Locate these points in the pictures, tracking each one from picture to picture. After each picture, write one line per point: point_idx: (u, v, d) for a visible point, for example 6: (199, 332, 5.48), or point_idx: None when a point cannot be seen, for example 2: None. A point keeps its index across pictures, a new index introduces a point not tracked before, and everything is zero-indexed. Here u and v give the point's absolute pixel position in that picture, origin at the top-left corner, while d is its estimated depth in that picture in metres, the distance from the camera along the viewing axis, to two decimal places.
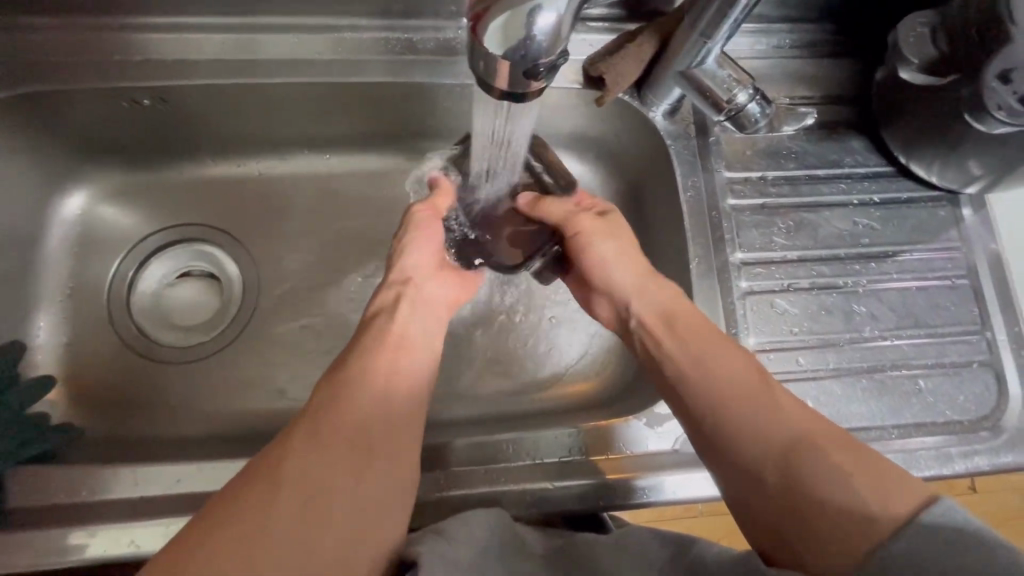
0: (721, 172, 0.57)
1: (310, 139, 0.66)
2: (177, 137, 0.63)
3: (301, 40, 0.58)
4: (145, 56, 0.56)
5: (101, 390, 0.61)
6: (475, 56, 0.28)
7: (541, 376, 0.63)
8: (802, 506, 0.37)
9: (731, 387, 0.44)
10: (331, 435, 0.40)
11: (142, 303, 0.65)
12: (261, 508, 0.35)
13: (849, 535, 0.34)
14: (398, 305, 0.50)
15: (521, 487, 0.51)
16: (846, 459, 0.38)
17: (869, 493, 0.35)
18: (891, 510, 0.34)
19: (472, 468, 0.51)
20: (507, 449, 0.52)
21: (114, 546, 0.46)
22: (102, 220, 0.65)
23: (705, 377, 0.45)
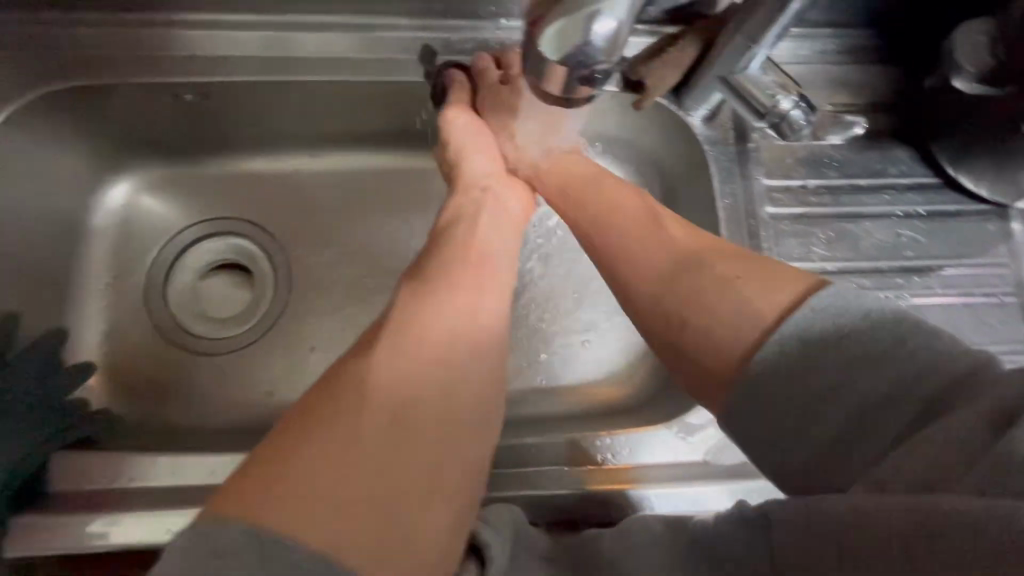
0: (760, 180, 0.56)
1: (345, 135, 0.66)
2: (215, 131, 0.64)
3: (339, 37, 0.59)
4: (188, 50, 0.57)
5: (136, 379, 0.62)
6: (530, 62, 0.28)
7: (569, 379, 0.63)
8: (703, 323, 0.39)
9: (634, 235, 0.47)
10: (397, 371, 0.39)
11: (177, 293, 0.67)
12: (325, 447, 0.33)
13: (745, 338, 0.37)
14: (479, 217, 0.53)
15: (547, 492, 0.50)
16: (737, 269, 0.40)
17: (756, 294, 0.38)
18: (769, 307, 0.37)
19: (499, 471, 0.51)
20: (534, 453, 0.52)
21: (149, 535, 0.47)
22: (140, 211, 0.66)
23: (608, 232, 0.48)
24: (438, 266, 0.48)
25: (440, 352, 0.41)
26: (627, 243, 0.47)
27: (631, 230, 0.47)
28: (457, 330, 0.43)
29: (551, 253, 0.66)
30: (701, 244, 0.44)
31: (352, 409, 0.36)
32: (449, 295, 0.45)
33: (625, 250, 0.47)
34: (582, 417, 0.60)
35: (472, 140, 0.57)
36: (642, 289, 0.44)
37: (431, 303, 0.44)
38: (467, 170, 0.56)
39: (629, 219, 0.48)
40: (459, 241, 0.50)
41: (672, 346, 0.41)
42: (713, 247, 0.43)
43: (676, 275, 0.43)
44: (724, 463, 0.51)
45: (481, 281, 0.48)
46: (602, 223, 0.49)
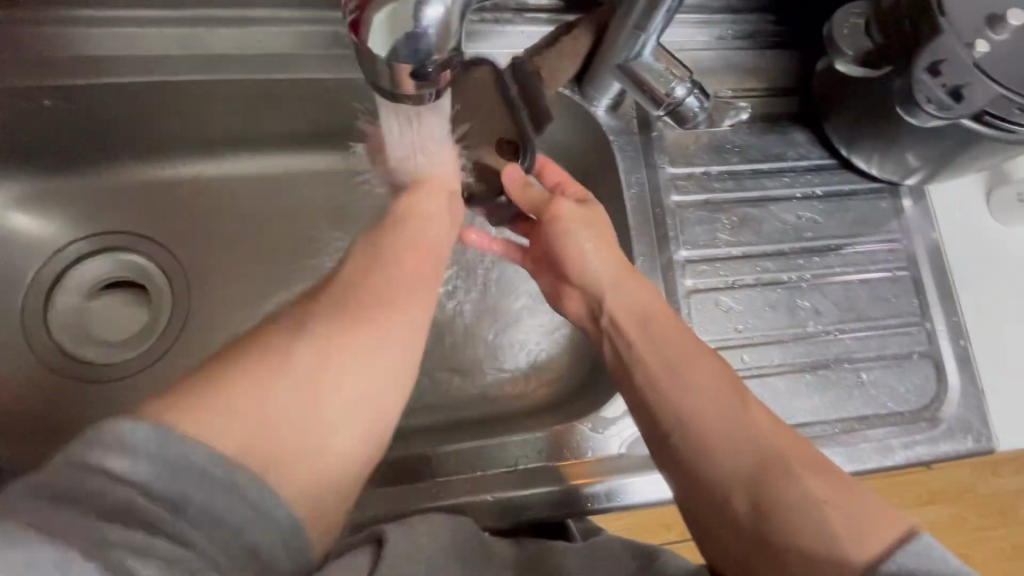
0: (665, 168, 0.56)
1: (240, 138, 0.62)
2: (93, 141, 0.59)
3: (221, 33, 0.54)
4: (49, 52, 0.52)
5: (16, 415, 0.57)
6: (362, 57, 0.26)
7: (492, 380, 0.61)
8: (772, 527, 0.35)
9: (706, 401, 0.40)
10: (345, 307, 0.38)
11: (61, 318, 0.61)
12: (255, 370, 0.33)
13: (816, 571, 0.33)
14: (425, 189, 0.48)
15: (465, 500, 0.49)
16: (827, 486, 0.36)
17: (844, 532, 0.33)
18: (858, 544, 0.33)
19: (411, 484, 0.49)
20: (448, 461, 0.50)
21: None
22: (10, 232, 0.60)
23: (664, 397, 0.42)
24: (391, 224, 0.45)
25: (369, 327, 0.37)
26: (699, 421, 0.40)
27: (704, 406, 0.40)
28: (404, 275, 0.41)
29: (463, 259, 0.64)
30: (778, 440, 0.38)
31: (256, 375, 0.33)
32: (386, 269, 0.41)
33: (692, 420, 0.40)
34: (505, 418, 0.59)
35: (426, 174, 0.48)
36: (708, 491, 0.38)
37: (364, 290, 0.39)
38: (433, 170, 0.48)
39: (698, 392, 0.41)
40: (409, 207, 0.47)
41: (739, 545, 0.37)
42: (795, 441, 0.38)
43: (752, 463, 0.37)
44: (640, 453, 0.51)
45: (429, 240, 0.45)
46: (653, 386, 0.43)
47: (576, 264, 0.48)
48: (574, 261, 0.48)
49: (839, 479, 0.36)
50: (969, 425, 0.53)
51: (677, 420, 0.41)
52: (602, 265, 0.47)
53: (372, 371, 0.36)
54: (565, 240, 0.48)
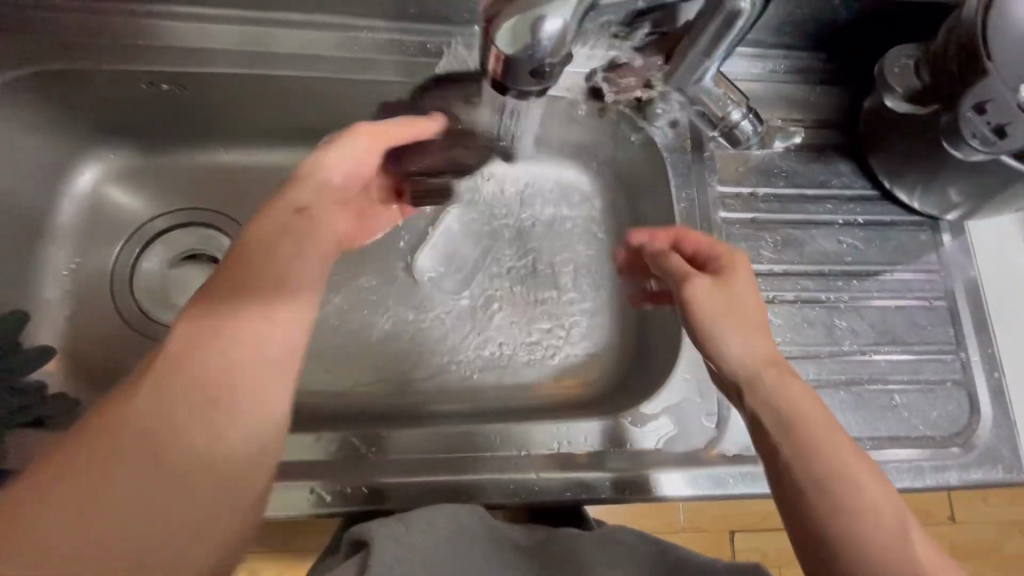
0: (714, 186, 0.60)
1: (320, 132, 0.68)
2: (192, 123, 0.65)
3: (317, 36, 0.61)
4: (169, 41, 0.58)
5: (96, 365, 0.62)
6: (487, 54, 0.31)
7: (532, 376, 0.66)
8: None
9: (866, 510, 0.36)
10: (179, 386, 0.35)
11: (143, 284, 0.67)
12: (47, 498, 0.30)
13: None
14: (301, 224, 0.43)
15: (495, 476, 0.52)
16: None
17: None
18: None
19: (442, 454, 0.53)
20: (481, 441, 0.54)
21: None
22: (107, 200, 0.66)
23: (821, 480, 0.37)
24: (246, 262, 0.40)
25: (246, 369, 0.37)
26: (863, 528, 0.36)
27: (858, 505, 0.37)
28: (264, 322, 0.38)
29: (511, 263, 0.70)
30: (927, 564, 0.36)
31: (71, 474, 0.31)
32: (241, 321, 0.38)
33: (845, 518, 0.36)
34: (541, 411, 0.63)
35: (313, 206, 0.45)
36: None
37: (233, 294, 0.39)
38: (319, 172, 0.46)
39: (857, 488, 0.37)
40: (270, 251, 0.41)
41: None
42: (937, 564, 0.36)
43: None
44: (675, 450, 0.54)
45: (285, 286, 0.40)
46: (801, 467, 0.38)
47: (735, 338, 0.43)
48: (735, 330, 0.43)
49: None
50: (1000, 455, 0.54)
51: (829, 513, 0.36)
52: (762, 346, 0.43)
53: (245, 381, 0.36)
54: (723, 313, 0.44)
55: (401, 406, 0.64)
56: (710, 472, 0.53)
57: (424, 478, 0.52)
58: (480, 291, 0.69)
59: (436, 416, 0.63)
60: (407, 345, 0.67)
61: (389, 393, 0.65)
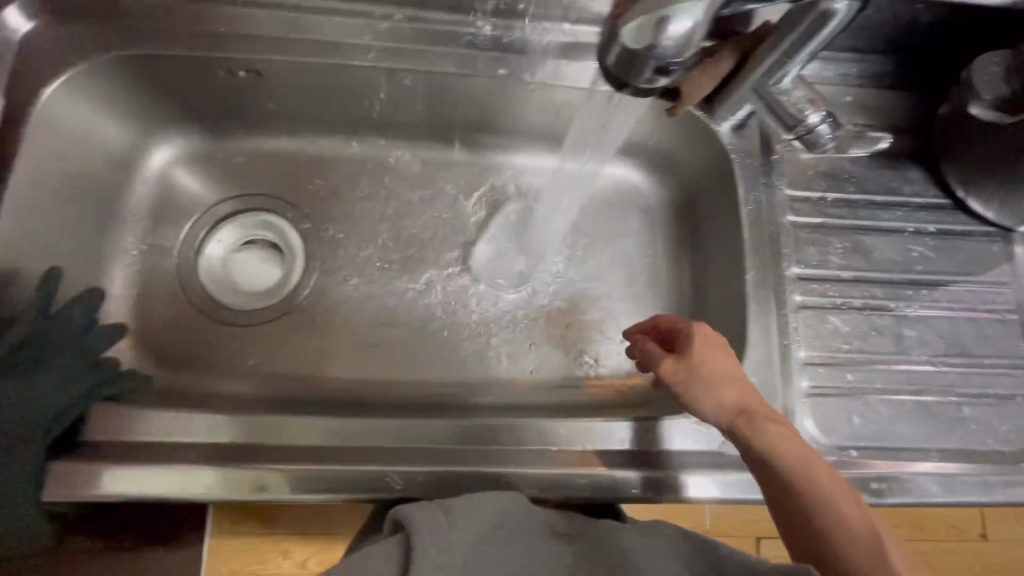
0: (783, 190, 0.59)
1: (382, 123, 0.68)
2: (260, 110, 0.66)
3: (388, 26, 0.60)
4: (245, 29, 0.58)
5: (165, 344, 0.63)
6: (607, 48, 0.31)
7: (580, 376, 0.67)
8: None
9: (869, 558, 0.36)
10: None
11: (209, 267, 0.68)
12: None
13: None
14: None
15: (528, 470, 0.52)
16: None
17: None
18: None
19: (471, 445, 0.53)
20: (518, 433, 0.54)
21: (175, 486, 0.48)
22: (176, 183, 0.68)
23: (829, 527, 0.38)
24: None
25: None
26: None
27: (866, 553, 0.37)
28: None
29: (567, 260, 0.70)
30: None
31: None
32: None
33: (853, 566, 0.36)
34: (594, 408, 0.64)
35: None
36: None
37: None
38: None
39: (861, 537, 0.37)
40: None
41: None
42: None
43: None
44: (703, 452, 0.54)
45: None
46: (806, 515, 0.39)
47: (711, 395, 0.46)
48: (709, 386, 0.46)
49: None
50: None
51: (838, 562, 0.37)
52: (736, 398, 0.45)
53: None
54: (705, 374, 0.47)
55: (456, 398, 0.65)
56: (741, 478, 0.53)
57: (489, 471, 0.51)
58: (535, 287, 0.70)
59: (490, 409, 0.64)
60: (463, 337, 0.68)
61: (444, 383, 0.66)
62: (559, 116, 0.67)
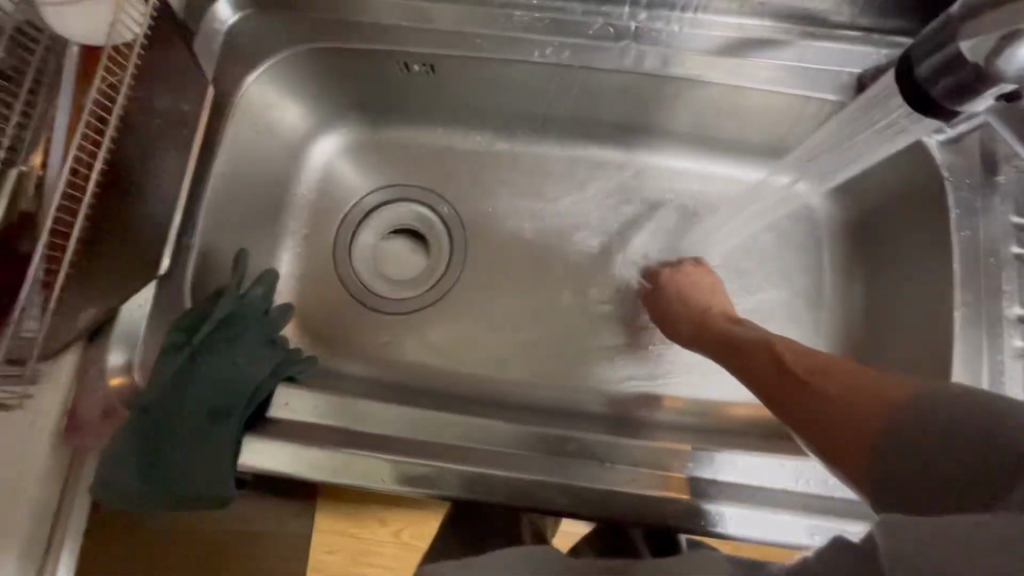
0: (1008, 216, 0.51)
1: (540, 118, 0.67)
2: (423, 103, 0.66)
3: (567, 20, 0.57)
4: (421, 21, 0.57)
5: (321, 323, 0.66)
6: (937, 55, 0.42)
7: (722, 396, 0.65)
8: (863, 413, 0.38)
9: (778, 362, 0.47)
10: None
11: (361, 251, 0.70)
12: None
13: (865, 426, 0.38)
14: None
15: (618, 490, 0.50)
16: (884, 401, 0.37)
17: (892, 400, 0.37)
18: (900, 397, 0.37)
19: (571, 458, 0.51)
20: (617, 456, 0.52)
21: (270, 461, 0.49)
22: (339, 168, 0.70)
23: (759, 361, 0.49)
24: None
25: None
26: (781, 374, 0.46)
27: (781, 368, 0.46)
28: None
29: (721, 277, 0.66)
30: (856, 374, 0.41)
31: None
32: None
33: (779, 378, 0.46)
34: (745, 434, 0.61)
35: None
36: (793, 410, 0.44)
37: None
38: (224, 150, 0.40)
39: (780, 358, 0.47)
40: None
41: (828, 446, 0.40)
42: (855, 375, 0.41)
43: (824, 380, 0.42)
44: (801, 493, 0.51)
45: None
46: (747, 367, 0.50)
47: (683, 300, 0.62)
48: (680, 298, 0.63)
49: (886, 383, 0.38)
50: None
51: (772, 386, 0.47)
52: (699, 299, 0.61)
53: None
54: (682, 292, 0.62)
55: (597, 406, 0.63)
56: (835, 529, 0.49)
57: (648, 497, 0.50)
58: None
59: (632, 424, 0.62)
60: (604, 343, 0.66)
61: (584, 391, 0.65)
62: (732, 121, 0.62)
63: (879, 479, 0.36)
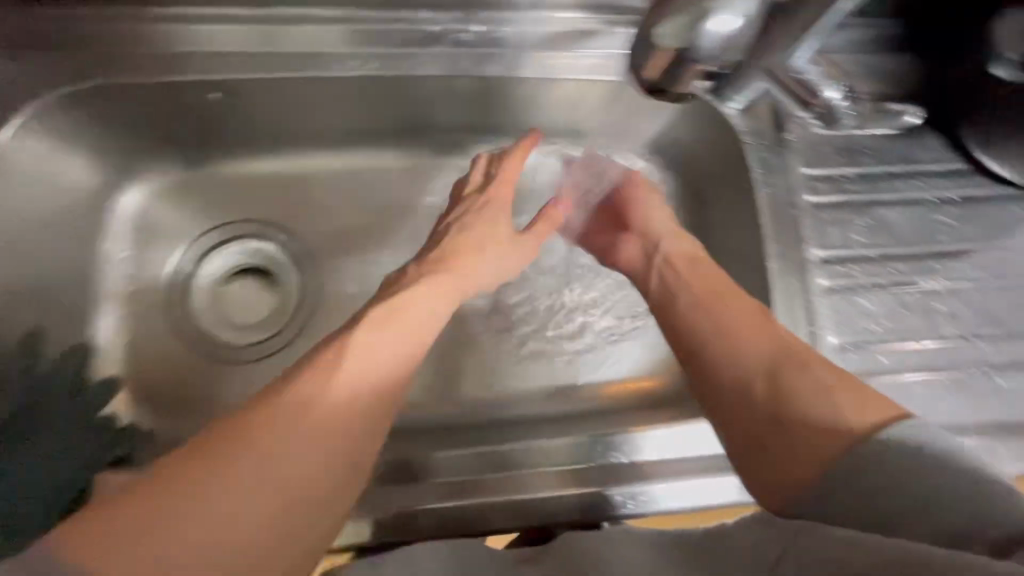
0: (799, 169, 0.57)
1: (368, 131, 0.64)
2: (237, 133, 0.62)
3: (367, 30, 0.56)
4: (199, 46, 0.53)
5: (162, 389, 0.60)
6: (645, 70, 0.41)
7: (600, 374, 0.64)
8: (825, 426, 0.37)
9: (738, 321, 0.46)
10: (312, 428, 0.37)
11: (198, 301, 0.64)
12: (206, 483, 0.32)
13: (813, 446, 0.37)
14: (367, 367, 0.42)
15: (518, 495, 0.51)
16: (851, 402, 0.38)
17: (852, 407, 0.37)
18: (877, 427, 0.36)
19: (473, 475, 0.52)
20: (518, 457, 0.53)
21: None
22: (155, 215, 0.63)
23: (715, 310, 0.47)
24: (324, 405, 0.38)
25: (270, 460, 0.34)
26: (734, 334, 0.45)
27: (739, 325, 0.46)
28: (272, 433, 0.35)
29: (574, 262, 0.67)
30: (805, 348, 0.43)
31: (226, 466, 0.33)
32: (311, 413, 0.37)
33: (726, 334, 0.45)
34: (632, 411, 0.61)
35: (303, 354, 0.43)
36: (733, 388, 0.43)
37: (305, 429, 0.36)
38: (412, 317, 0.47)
39: (733, 316, 0.46)
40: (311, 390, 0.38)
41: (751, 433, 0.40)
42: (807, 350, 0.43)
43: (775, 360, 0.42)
44: (695, 458, 0.52)
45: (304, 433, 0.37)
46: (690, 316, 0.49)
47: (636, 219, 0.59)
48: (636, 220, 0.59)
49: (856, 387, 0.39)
50: None
51: (712, 337, 0.46)
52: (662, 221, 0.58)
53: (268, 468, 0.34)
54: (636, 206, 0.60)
55: (480, 413, 0.62)
56: (705, 484, 0.51)
57: (522, 498, 0.51)
58: (547, 289, 0.67)
59: (516, 424, 0.61)
60: (476, 348, 0.65)
61: (463, 400, 0.63)
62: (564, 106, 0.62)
63: (813, 497, 0.36)
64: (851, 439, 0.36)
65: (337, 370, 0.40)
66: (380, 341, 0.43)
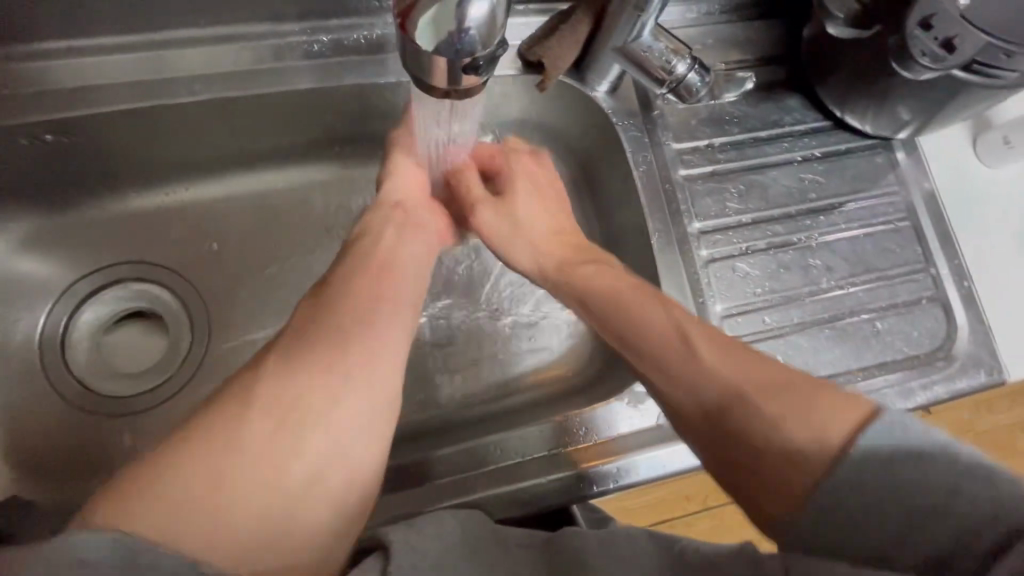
0: (670, 145, 0.57)
1: (237, 156, 0.61)
2: (92, 174, 0.58)
3: (212, 52, 0.54)
4: (34, 86, 0.51)
5: (46, 455, 0.56)
6: (409, 53, 0.29)
7: (522, 366, 0.61)
8: (787, 438, 0.34)
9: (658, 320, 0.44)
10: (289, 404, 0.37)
11: (78, 356, 0.60)
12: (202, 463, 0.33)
13: (790, 475, 0.34)
14: (352, 346, 0.41)
15: (510, 486, 0.49)
16: (800, 403, 0.35)
17: (808, 415, 0.34)
18: (844, 432, 0.33)
19: (473, 473, 0.50)
20: (504, 450, 0.51)
21: None
22: (15, 272, 0.59)
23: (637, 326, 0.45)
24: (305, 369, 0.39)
25: (264, 448, 0.35)
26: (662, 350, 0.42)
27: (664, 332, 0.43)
28: (272, 417, 0.36)
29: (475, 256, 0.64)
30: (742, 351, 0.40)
31: (211, 457, 0.33)
32: (292, 394, 0.37)
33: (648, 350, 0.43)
34: (559, 399, 0.58)
35: (386, 328, 0.43)
36: (685, 415, 0.40)
37: (289, 415, 0.36)
38: (387, 307, 0.45)
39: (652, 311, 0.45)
40: (307, 362, 0.39)
41: (728, 466, 0.38)
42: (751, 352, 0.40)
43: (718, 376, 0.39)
44: (616, 438, 0.51)
45: (291, 407, 0.37)
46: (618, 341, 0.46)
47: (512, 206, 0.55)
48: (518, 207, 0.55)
49: (808, 382, 0.37)
50: (981, 360, 0.55)
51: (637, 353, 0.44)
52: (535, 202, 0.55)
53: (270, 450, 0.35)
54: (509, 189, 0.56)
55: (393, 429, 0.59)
56: (614, 467, 0.50)
57: (473, 497, 0.48)
58: (460, 286, 0.63)
59: None
60: None
61: None
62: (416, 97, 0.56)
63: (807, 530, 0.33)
64: (819, 466, 0.33)
65: (317, 364, 0.39)
66: (361, 315, 0.43)
